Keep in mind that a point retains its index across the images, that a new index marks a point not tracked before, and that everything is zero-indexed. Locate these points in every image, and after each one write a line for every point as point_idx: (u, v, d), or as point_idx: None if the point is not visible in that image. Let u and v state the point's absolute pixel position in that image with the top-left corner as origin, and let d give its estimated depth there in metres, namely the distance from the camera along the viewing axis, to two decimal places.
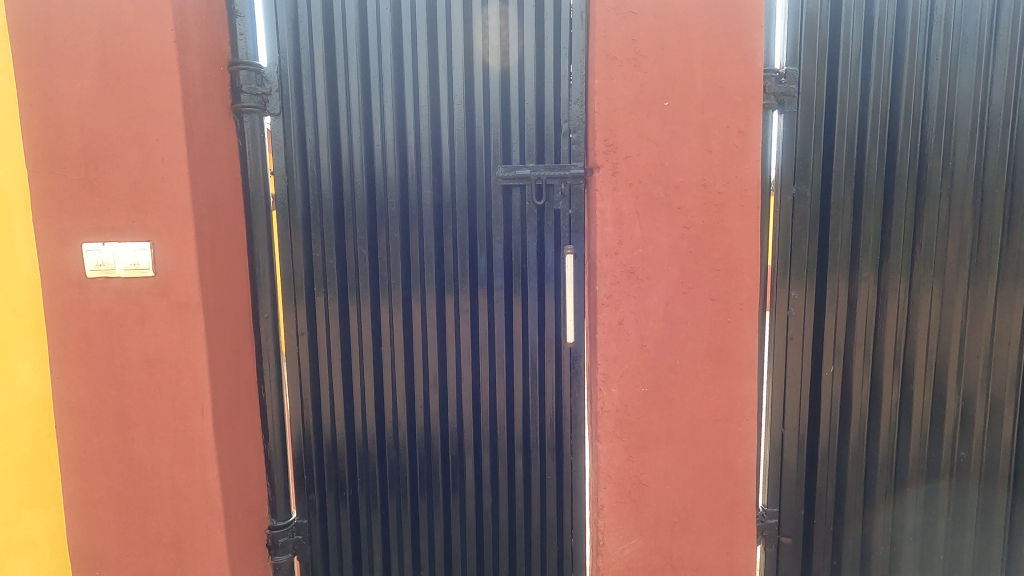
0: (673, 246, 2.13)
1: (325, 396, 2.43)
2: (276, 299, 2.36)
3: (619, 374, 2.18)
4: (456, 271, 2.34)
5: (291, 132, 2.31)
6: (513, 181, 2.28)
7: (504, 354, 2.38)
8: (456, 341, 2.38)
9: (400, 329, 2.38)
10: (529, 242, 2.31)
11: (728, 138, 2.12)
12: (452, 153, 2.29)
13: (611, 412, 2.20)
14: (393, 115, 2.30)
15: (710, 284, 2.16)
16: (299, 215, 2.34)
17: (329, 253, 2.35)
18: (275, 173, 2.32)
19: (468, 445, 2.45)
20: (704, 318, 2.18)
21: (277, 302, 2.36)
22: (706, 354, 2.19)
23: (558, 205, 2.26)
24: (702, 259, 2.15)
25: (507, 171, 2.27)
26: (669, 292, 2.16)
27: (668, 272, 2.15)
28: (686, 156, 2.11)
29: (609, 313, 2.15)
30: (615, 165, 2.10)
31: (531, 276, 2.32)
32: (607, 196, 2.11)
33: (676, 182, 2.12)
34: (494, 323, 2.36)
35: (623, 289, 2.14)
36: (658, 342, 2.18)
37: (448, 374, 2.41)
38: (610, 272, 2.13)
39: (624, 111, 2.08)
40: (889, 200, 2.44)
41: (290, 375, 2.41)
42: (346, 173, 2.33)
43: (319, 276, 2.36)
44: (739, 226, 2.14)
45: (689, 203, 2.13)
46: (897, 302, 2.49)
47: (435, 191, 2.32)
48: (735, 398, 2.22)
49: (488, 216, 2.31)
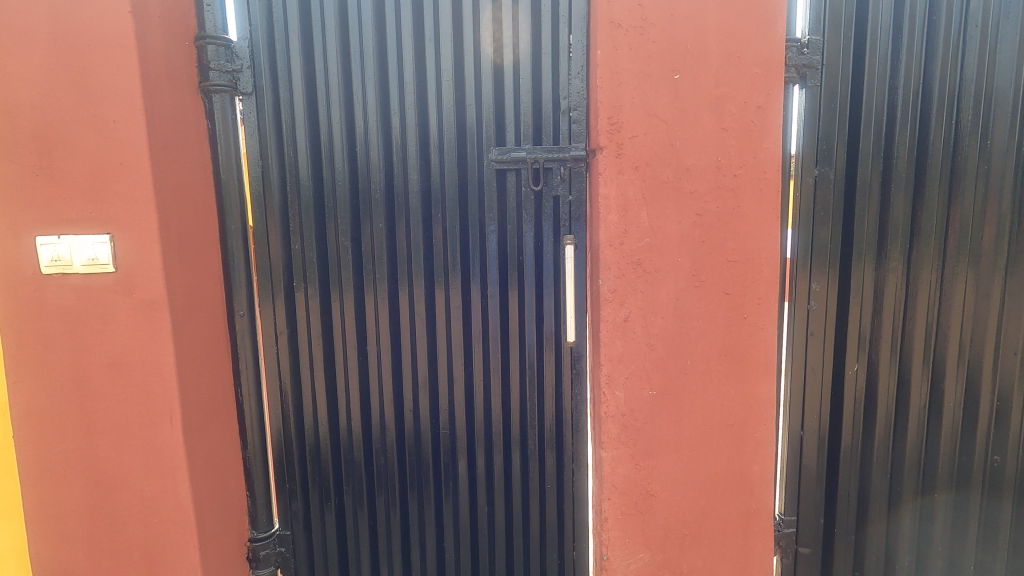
0: (683, 234, 1.94)
1: (308, 399, 2.26)
2: (253, 295, 2.19)
3: (625, 376, 2.00)
4: (447, 264, 2.15)
5: (266, 113, 2.11)
6: (507, 165, 2.08)
7: (500, 354, 2.20)
8: (448, 340, 2.20)
9: (387, 328, 2.20)
10: (526, 232, 2.11)
11: (745, 114, 1.91)
12: (441, 135, 2.10)
13: (615, 417, 2.01)
14: (376, 93, 2.10)
15: (724, 277, 1.97)
16: (276, 205, 2.15)
17: (309, 246, 2.17)
18: (248, 159, 2.13)
19: (461, 450, 2.29)
20: (717, 314, 1.98)
21: (253, 299, 2.19)
22: (719, 354, 2.00)
23: (557, 190, 2.06)
24: (715, 250, 1.95)
25: (501, 153, 2.07)
26: (679, 286, 1.96)
27: (678, 264, 1.95)
28: (698, 135, 1.91)
29: (613, 310, 1.96)
30: (619, 146, 1.90)
31: (528, 270, 2.14)
32: (611, 179, 1.91)
33: (687, 164, 1.91)
34: (489, 320, 2.17)
35: (629, 283, 1.95)
36: (667, 341, 1.99)
37: (439, 376, 2.23)
38: (614, 264, 1.94)
39: (629, 86, 1.88)
40: (920, 184, 2.23)
41: (269, 377, 2.24)
42: (325, 158, 2.14)
43: (298, 271, 2.18)
44: (756, 213, 1.94)
45: (702, 188, 1.92)
46: (927, 294, 2.29)
47: (423, 177, 2.12)
48: (752, 402, 2.03)
49: (481, 204, 2.11)
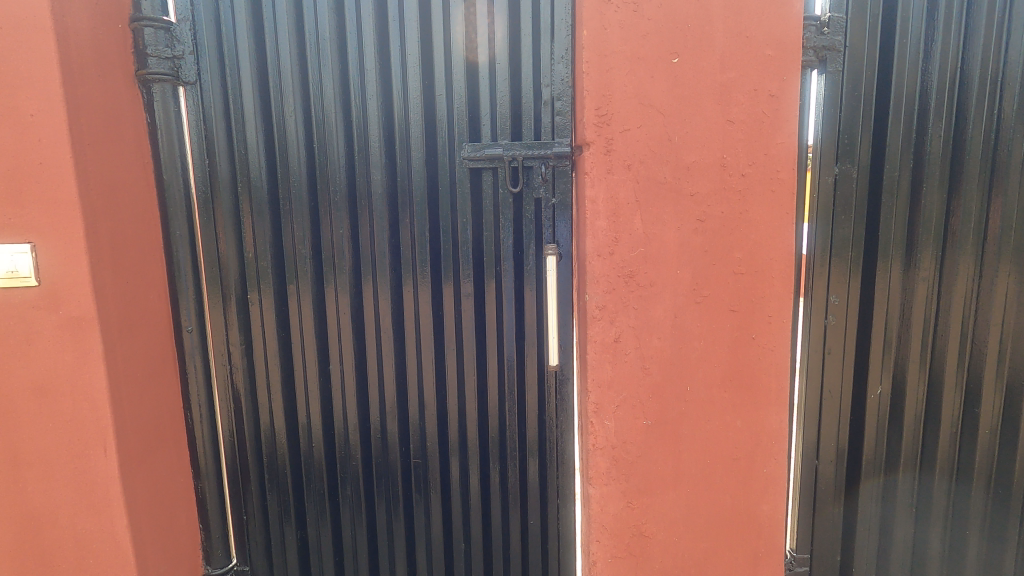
0: (682, 243, 1.69)
1: (267, 423, 2.06)
2: (203, 308, 1.97)
3: (615, 404, 1.76)
4: (417, 275, 1.92)
5: (213, 106, 1.88)
6: (483, 163, 1.83)
7: (476, 375, 1.97)
8: (418, 359, 1.98)
9: (351, 345, 1.99)
10: (504, 239, 1.87)
11: (754, 104, 1.64)
12: (408, 130, 1.85)
13: (604, 449, 1.78)
14: (334, 82, 1.86)
15: (730, 293, 1.71)
16: (226, 209, 1.93)
17: (264, 254, 1.95)
18: (193, 156, 1.90)
19: (435, 481, 2.06)
20: (720, 334, 1.73)
21: (204, 312, 1.97)
22: (723, 379, 1.76)
23: (538, 192, 1.82)
24: (720, 261, 1.70)
25: (475, 151, 1.83)
26: (678, 302, 1.72)
27: (676, 277, 1.70)
28: (700, 129, 1.65)
29: (602, 329, 1.72)
30: (609, 141, 1.65)
31: (506, 282, 1.90)
32: (599, 180, 1.66)
33: (688, 163, 1.66)
34: (463, 338, 1.94)
35: (620, 298, 1.71)
36: (663, 364, 1.74)
37: (409, 398, 2.01)
38: (603, 277, 1.69)
39: (621, 71, 1.62)
40: (956, 183, 1.96)
41: (224, 399, 2.03)
42: (279, 155, 1.90)
43: (253, 282, 1.97)
44: (768, 218, 1.68)
45: (705, 189, 1.67)
46: (961, 308, 2.02)
47: (388, 177, 1.88)
48: (761, 434, 1.78)
49: (453, 207, 1.88)
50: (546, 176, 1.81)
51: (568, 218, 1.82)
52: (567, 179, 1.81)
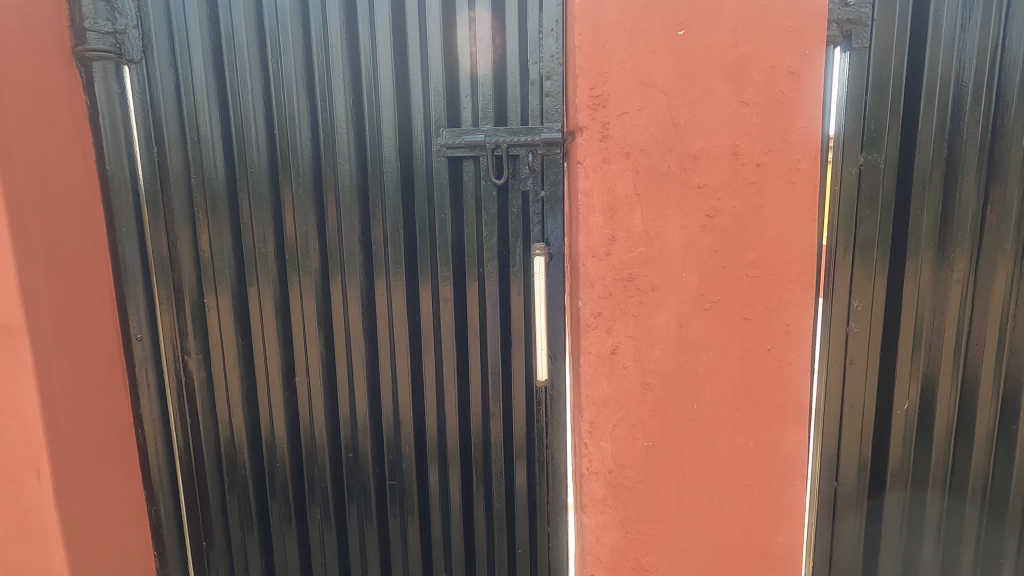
0: (688, 242, 1.49)
1: (227, 439, 1.87)
2: (157, 314, 1.78)
3: (612, 424, 1.57)
4: (391, 278, 1.72)
5: (161, 87, 1.68)
6: (463, 152, 1.63)
7: (457, 390, 1.77)
8: (393, 370, 1.79)
9: (320, 355, 1.79)
10: (487, 238, 1.67)
11: (771, 82, 1.42)
12: (378, 114, 1.65)
13: (600, 474, 1.59)
14: (296, 60, 1.65)
15: (742, 299, 1.51)
16: (179, 203, 1.73)
17: (221, 253, 1.75)
18: (140, 144, 1.69)
19: (413, 505, 1.86)
20: (731, 344, 1.53)
21: (157, 318, 1.79)
22: (733, 396, 1.55)
23: (526, 184, 1.61)
24: (731, 262, 1.49)
25: (453, 138, 1.62)
26: (683, 308, 1.52)
27: (681, 280, 1.50)
28: (709, 112, 1.44)
29: (597, 339, 1.52)
30: (604, 126, 1.45)
31: (490, 286, 1.69)
32: (593, 170, 1.47)
33: (695, 150, 1.45)
34: (443, 348, 1.75)
35: (617, 304, 1.51)
36: (666, 379, 1.55)
37: (384, 414, 1.82)
38: (598, 280, 1.50)
39: (619, 46, 1.42)
40: (995, 174, 1.75)
41: (179, 413, 1.85)
42: (237, 143, 1.70)
43: (210, 285, 1.77)
44: (786, 213, 1.47)
45: (715, 180, 1.46)
46: (1000, 314, 1.81)
47: (357, 168, 1.68)
48: (776, 457, 1.58)
49: (430, 202, 1.67)
50: (534, 167, 1.60)
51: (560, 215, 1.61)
52: (558, 170, 1.60)
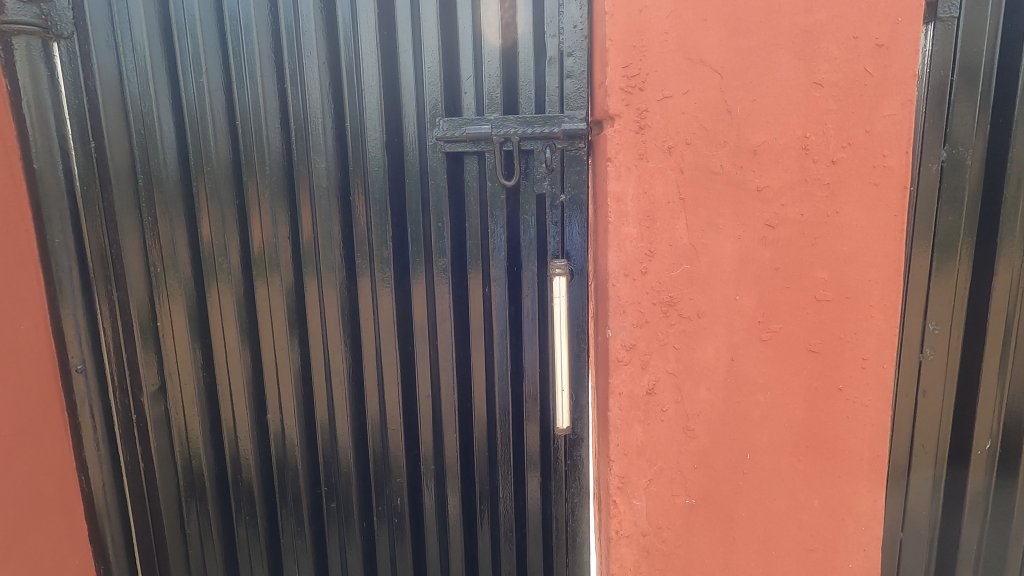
0: (743, 259, 1.20)
1: (188, 486, 1.58)
2: (102, 339, 1.49)
3: (646, 478, 1.29)
4: (377, 299, 1.43)
5: (99, 67, 1.38)
6: (462, 147, 1.32)
7: (458, 432, 1.48)
8: (382, 409, 1.49)
9: (294, 391, 1.50)
10: (495, 252, 1.36)
11: (853, 58, 1.13)
12: (361, 101, 1.35)
13: (632, 537, 1.31)
14: (262, 36, 1.37)
15: (808, 328, 1.23)
16: (124, 209, 1.44)
17: (177, 268, 1.47)
18: (76, 137, 1.40)
19: (406, 567, 1.57)
20: (793, 382, 1.25)
21: (102, 345, 1.49)
22: (795, 444, 1.27)
23: (542, 186, 1.30)
24: (796, 283, 1.21)
25: (451, 130, 1.31)
26: (735, 339, 1.24)
27: (734, 306, 1.22)
28: (773, 95, 1.15)
29: (630, 376, 1.25)
30: (642, 113, 1.16)
31: (496, 311, 1.38)
32: (627, 169, 1.18)
33: (755, 143, 1.16)
34: (442, 382, 1.45)
35: (654, 334, 1.23)
36: (713, 425, 1.27)
37: (372, 460, 1.52)
38: (632, 304, 1.22)
39: (660, 13, 1.13)
40: None
41: (131, 456, 1.56)
42: (192, 137, 1.42)
43: (164, 306, 1.48)
44: (867, 223, 1.18)
45: (778, 182, 1.17)
46: None
47: (336, 166, 1.39)
48: (846, 518, 1.30)
49: (424, 207, 1.37)
50: (552, 166, 1.28)
51: (584, 223, 1.31)
52: (581, 170, 1.29)
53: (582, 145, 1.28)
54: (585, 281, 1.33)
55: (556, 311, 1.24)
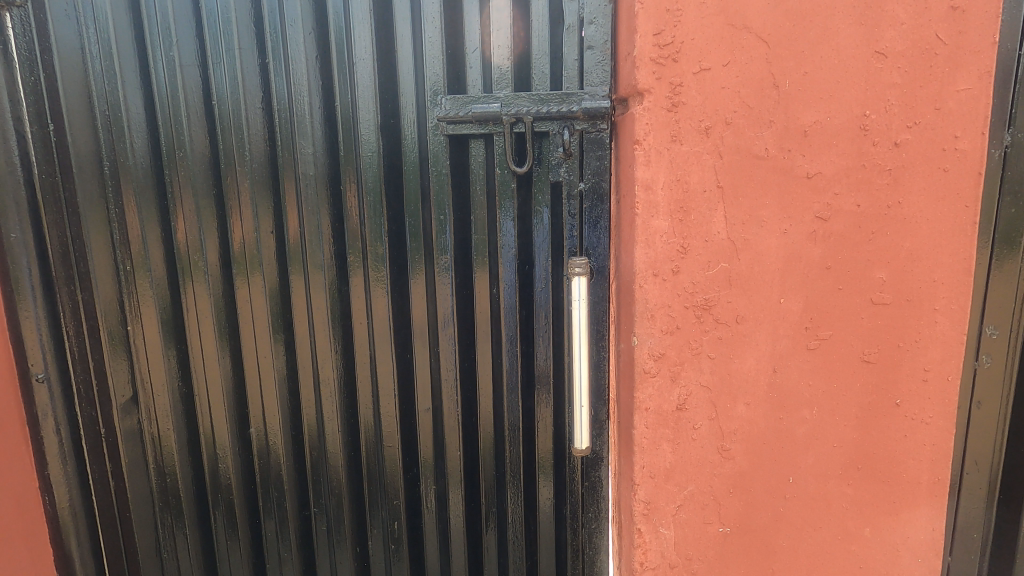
0: (790, 256, 1.05)
1: (164, 507, 1.43)
2: (67, 345, 1.33)
3: (676, 504, 1.14)
4: (371, 303, 1.26)
5: (57, 38, 1.22)
6: (467, 129, 1.15)
7: (463, 452, 1.32)
8: (377, 426, 1.33)
9: (279, 403, 1.35)
10: (504, 248, 1.20)
11: (922, 23, 0.97)
12: (352, 77, 1.18)
13: (659, 571, 1.16)
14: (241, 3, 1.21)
15: (862, 335, 1.08)
16: (88, 200, 1.28)
17: (147, 266, 1.31)
18: (32, 119, 1.24)
19: None
20: (843, 397, 1.10)
21: (68, 351, 1.34)
22: (845, 467, 1.13)
23: (558, 173, 1.15)
24: (849, 284, 1.06)
25: (454, 110, 1.14)
26: (779, 348, 1.08)
27: (778, 310, 1.07)
28: (828, 68, 1.00)
29: (658, 390, 1.10)
30: (675, 88, 1.01)
31: (505, 315, 1.23)
32: (657, 153, 1.03)
33: (805, 123, 1.01)
34: (444, 396, 1.29)
35: (687, 342, 1.08)
36: (752, 444, 1.12)
37: (365, 484, 1.35)
38: (662, 309, 1.07)
39: None
40: None
41: (100, 474, 1.40)
42: (164, 118, 1.25)
43: (134, 308, 1.33)
44: (933, 215, 1.03)
45: (832, 168, 1.02)
46: None
47: (324, 152, 1.22)
48: (900, 549, 1.15)
49: (424, 198, 1.20)
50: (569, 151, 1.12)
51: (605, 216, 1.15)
52: (603, 155, 1.13)
53: (604, 128, 1.12)
54: (605, 282, 1.17)
55: (574, 316, 1.09)
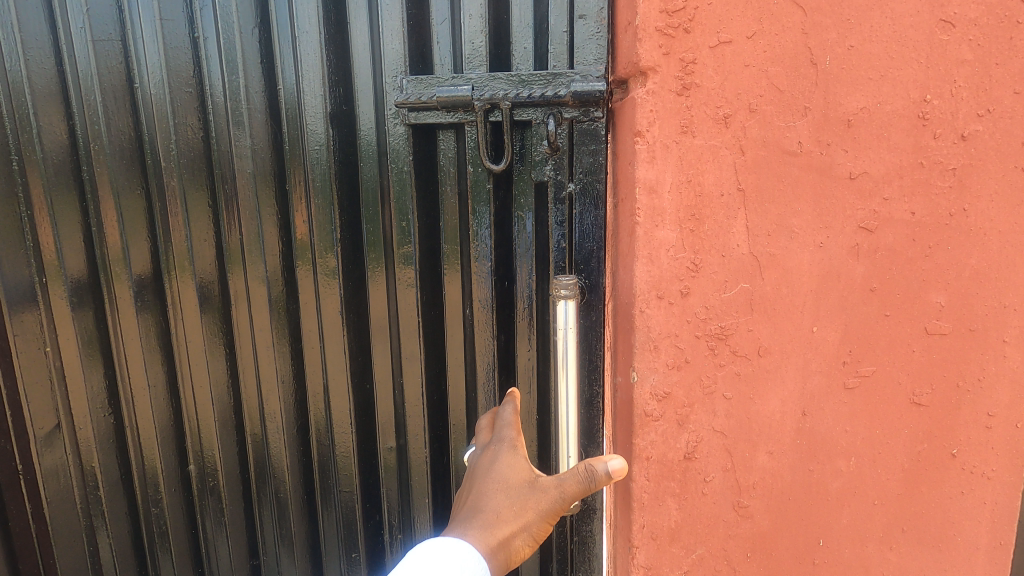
0: (826, 276, 0.86)
1: (91, 557, 1.23)
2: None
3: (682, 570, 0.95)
4: (323, 324, 1.06)
5: None
6: (433, 117, 0.93)
7: (432, 502, 1.11)
8: (332, 468, 1.12)
9: (221, 438, 1.15)
10: (479, 262, 0.99)
11: None
12: (296, 52, 0.97)
13: None
14: None
15: (913, 372, 0.88)
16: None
17: (63, 278, 1.11)
18: None
19: None
20: (888, 446, 0.91)
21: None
22: (887, 529, 0.93)
23: (544, 172, 0.94)
24: (900, 310, 0.86)
25: (414, 94, 0.91)
26: (810, 386, 0.89)
27: (809, 340, 0.88)
28: (878, 41, 0.80)
29: (663, 436, 0.91)
30: (688, 66, 0.81)
31: (480, 341, 1.03)
32: (664, 147, 0.83)
33: (848, 111, 0.81)
34: (410, 435, 1.09)
35: (698, 377, 0.89)
36: (774, 501, 0.93)
37: (320, 533, 1.16)
38: (667, 339, 0.88)
39: None
40: None
41: (20, 514, 1.22)
42: (75, 102, 1.04)
43: (51, 326, 1.13)
44: (1005, 226, 0.83)
45: (881, 167, 0.82)
46: None
47: (266, 143, 1.01)
48: None
49: (384, 199, 1.00)
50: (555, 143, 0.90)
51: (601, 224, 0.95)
52: (596, 149, 0.92)
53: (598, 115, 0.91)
54: (600, 304, 0.97)
55: (562, 348, 0.86)
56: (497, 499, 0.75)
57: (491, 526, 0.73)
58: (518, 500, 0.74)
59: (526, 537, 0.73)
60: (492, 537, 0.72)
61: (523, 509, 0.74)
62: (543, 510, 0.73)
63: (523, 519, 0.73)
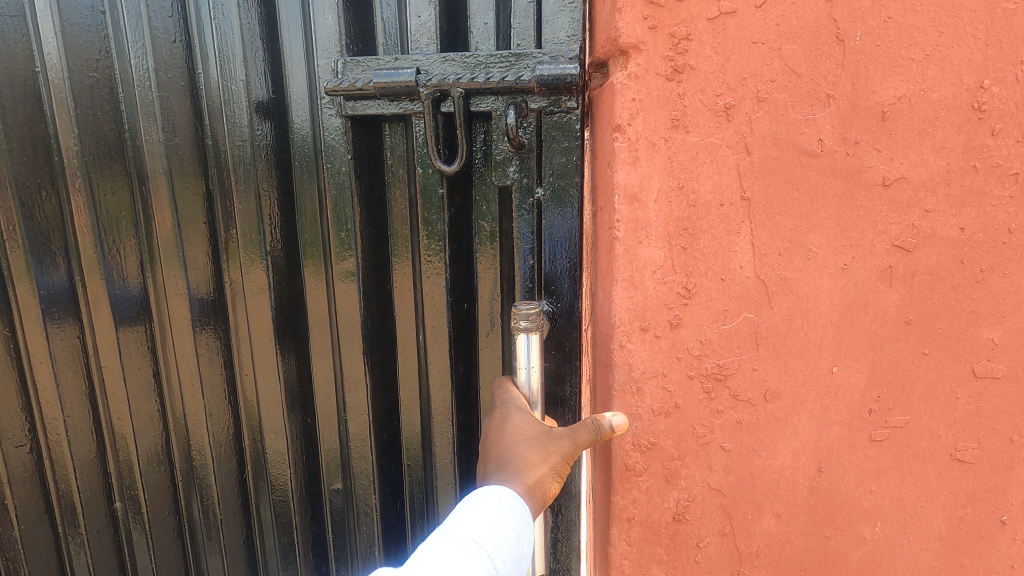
0: (850, 304, 0.69)
1: None
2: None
3: None
4: (256, 347, 0.92)
5: None
6: (373, 108, 0.78)
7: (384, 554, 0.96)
8: (272, 509, 0.99)
9: (148, 472, 1.02)
10: (433, 282, 0.85)
11: None
12: (216, 31, 0.83)
13: None
14: None
15: (956, 424, 0.71)
16: None
17: None
18: None
19: None
20: (923, 510, 0.74)
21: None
22: None
23: (509, 175, 0.79)
24: (941, 348, 0.69)
25: (349, 78, 0.75)
26: (827, 438, 0.73)
27: (827, 382, 0.72)
28: (924, 10, 0.63)
29: (648, 493, 0.75)
30: (680, 43, 0.64)
31: (435, 372, 0.88)
32: (650, 144, 0.67)
33: (883, 100, 0.64)
34: (357, 477, 0.94)
35: (690, 426, 0.73)
36: (782, 572, 0.77)
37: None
38: (653, 380, 0.72)
39: None
40: None
41: None
42: None
43: None
44: None
45: (923, 172, 0.65)
46: None
47: (183, 137, 0.87)
48: None
49: (321, 202, 0.85)
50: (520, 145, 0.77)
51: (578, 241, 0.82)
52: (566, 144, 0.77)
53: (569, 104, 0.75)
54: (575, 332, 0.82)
55: (525, 388, 0.71)
56: (520, 448, 0.66)
57: (520, 472, 0.65)
58: (540, 442, 0.67)
59: (554, 478, 0.66)
60: (523, 481, 0.64)
61: (547, 450, 0.66)
62: (566, 449, 0.65)
63: (549, 458, 0.66)
